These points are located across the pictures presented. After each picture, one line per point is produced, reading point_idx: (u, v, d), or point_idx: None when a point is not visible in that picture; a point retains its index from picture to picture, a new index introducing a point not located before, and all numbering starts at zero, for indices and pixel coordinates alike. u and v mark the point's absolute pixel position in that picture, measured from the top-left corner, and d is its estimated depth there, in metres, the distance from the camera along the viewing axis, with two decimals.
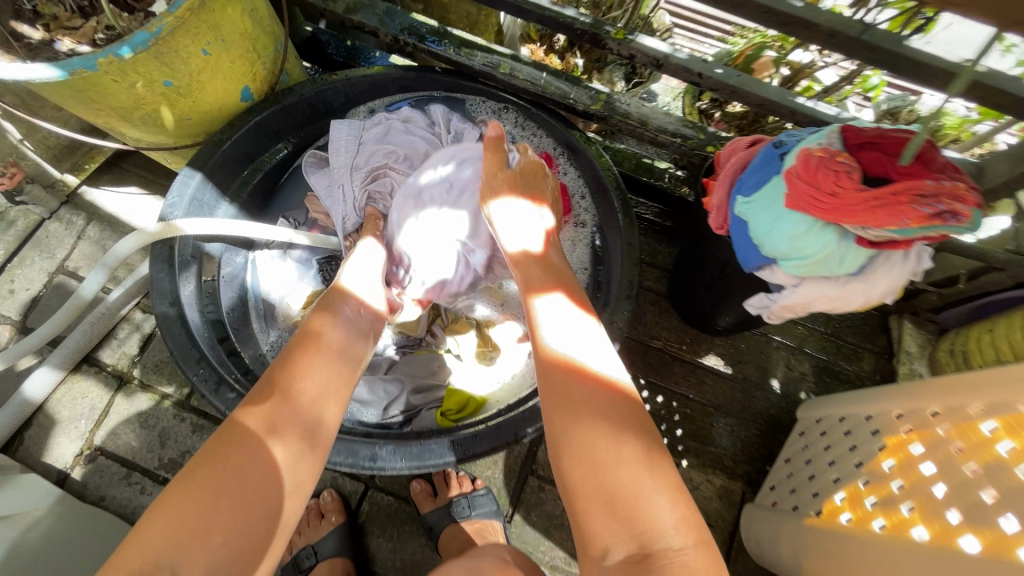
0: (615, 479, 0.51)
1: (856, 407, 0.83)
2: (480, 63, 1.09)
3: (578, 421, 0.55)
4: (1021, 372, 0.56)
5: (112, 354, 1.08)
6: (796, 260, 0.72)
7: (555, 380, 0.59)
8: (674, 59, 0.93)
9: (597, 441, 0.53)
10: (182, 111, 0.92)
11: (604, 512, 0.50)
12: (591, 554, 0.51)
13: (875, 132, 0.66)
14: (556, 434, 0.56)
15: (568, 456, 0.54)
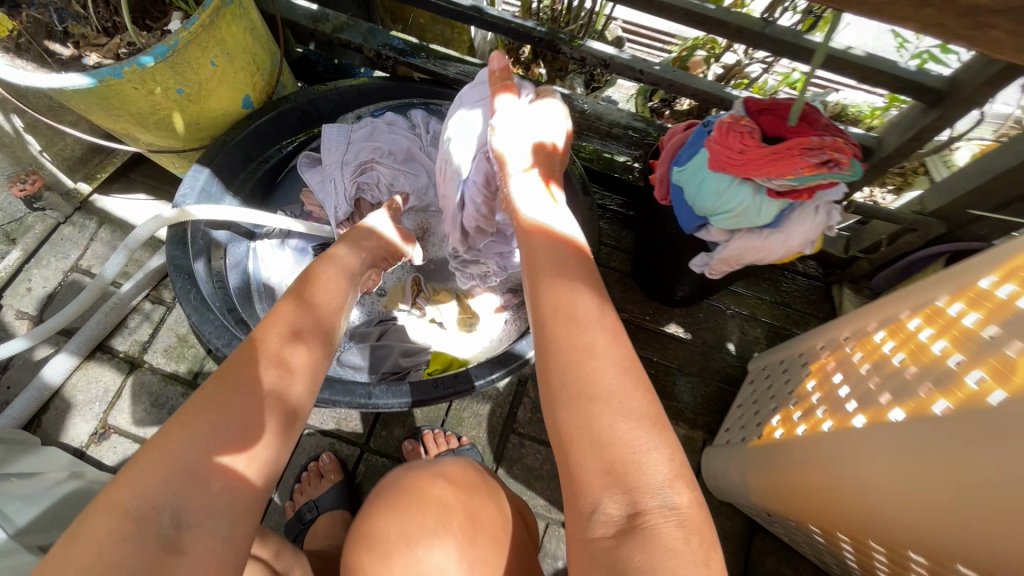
0: (608, 424, 0.46)
1: (794, 347, 0.96)
2: (454, 71, 1.25)
3: (574, 358, 0.50)
4: (912, 290, 0.70)
5: (124, 341, 1.17)
6: (722, 215, 0.84)
7: (551, 311, 0.54)
8: (618, 59, 1.09)
9: (594, 381, 0.48)
10: (191, 116, 1.04)
11: (595, 461, 0.45)
12: (579, 510, 0.46)
13: (770, 102, 0.82)
14: (547, 371, 0.51)
15: (562, 396, 0.49)
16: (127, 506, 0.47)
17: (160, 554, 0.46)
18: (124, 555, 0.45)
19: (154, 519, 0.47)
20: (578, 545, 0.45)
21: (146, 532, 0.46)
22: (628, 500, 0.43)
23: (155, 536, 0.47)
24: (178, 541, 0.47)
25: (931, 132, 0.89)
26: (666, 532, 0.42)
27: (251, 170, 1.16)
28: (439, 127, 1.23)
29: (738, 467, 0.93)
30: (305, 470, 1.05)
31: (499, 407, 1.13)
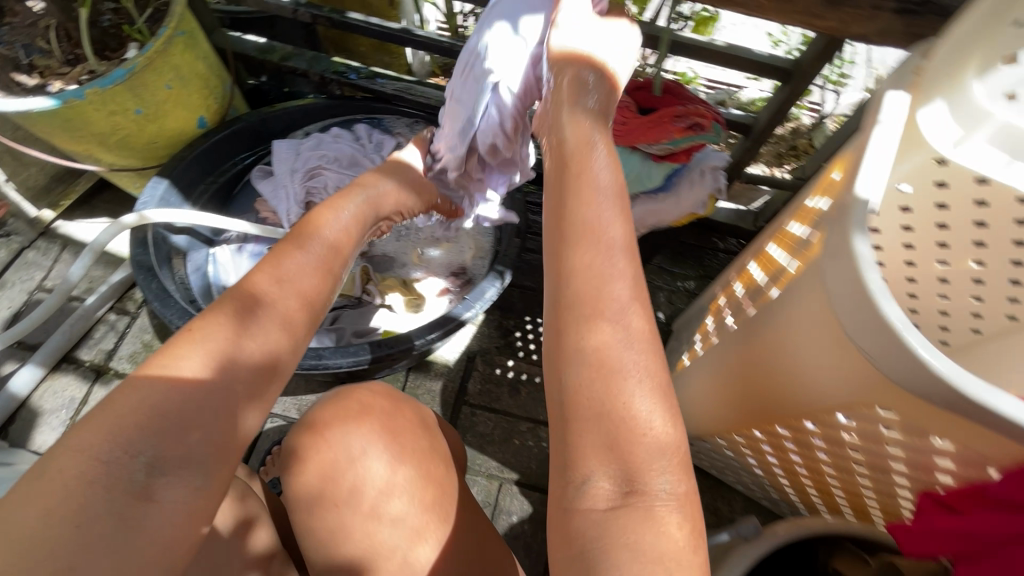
0: (623, 403, 0.44)
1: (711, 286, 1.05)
2: (391, 88, 1.41)
3: (593, 321, 0.47)
4: (772, 226, 0.84)
5: (89, 351, 1.23)
6: None
7: (577, 259, 0.50)
8: None
9: (610, 350, 0.45)
10: (150, 135, 1.15)
11: (596, 434, 0.44)
12: (570, 481, 0.44)
13: (641, 82, 0.97)
14: (564, 325, 0.48)
15: (576, 360, 0.46)
16: (94, 449, 0.46)
17: (128, 499, 0.46)
18: (91, 499, 0.45)
19: (128, 463, 0.47)
20: (560, 516, 0.43)
21: (118, 480, 0.46)
22: (625, 479, 0.42)
23: (127, 483, 0.46)
24: (151, 489, 0.47)
25: (789, 104, 1.06)
26: (659, 518, 0.41)
27: (208, 183, 1.26)
28: (381, 137, 1.37)
29: (685, 386, 0.92)
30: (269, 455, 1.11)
31: (451, 382, 1.23)
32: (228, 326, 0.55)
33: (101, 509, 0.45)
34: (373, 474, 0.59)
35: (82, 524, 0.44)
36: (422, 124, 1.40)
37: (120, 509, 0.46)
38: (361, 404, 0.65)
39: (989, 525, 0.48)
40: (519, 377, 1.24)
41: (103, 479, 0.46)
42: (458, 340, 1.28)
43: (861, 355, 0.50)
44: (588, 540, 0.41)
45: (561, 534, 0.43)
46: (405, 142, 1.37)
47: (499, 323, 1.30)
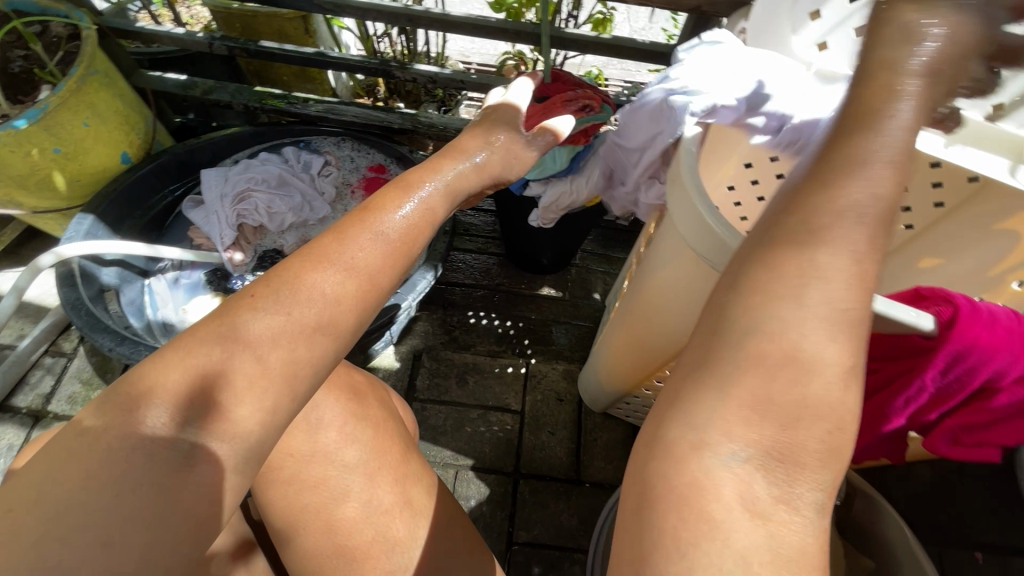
0: (806, 393, 0.38)
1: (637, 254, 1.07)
2: (315, 109, 1.46)
3: (802, 282, 0.40)
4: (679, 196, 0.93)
5: (26, 397, 1.20)
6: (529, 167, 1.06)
7: (817, 215, 0.42)
8: (442, 75, 1.35)
9: (812, 318, 0.39)
10: (72, 174, 1.17)
11: (773, 429, 0.37)
12: (699, 469, 0.37)
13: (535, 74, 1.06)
14: (760, 279, 0.41)
15: (769, 323, 0.39)
16: (142, 416, 0.43)
17: (175, 470, 0.43)
18: (131, 461, 0.42)
19: (173, 436, 0.43)
20: (658, 502, 0.38)
21: (162, 450, 0.43)
22: (778, 479, 0.37)
23: (171, 453, 0.43)
24: (192, 464, 0.43)
25: None
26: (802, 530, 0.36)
27: (138, 217, 1.28)
28: (309, 157, 1.41)
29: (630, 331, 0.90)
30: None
31: (399, 381, 1.27)
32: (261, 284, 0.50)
33: (143, 480, 0.42)
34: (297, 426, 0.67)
35: (122, 494, 0.41)
36: (347, 140, 1.45)
37: (163, 482, 0.43)
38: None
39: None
40: (466, 367, 1.30)
41: (149, 446, 0.43)
42: (403, 339, 1.33)
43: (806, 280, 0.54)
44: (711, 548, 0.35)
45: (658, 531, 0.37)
46: (333, 158, 1.43)
47: (444, 319, 1.37)
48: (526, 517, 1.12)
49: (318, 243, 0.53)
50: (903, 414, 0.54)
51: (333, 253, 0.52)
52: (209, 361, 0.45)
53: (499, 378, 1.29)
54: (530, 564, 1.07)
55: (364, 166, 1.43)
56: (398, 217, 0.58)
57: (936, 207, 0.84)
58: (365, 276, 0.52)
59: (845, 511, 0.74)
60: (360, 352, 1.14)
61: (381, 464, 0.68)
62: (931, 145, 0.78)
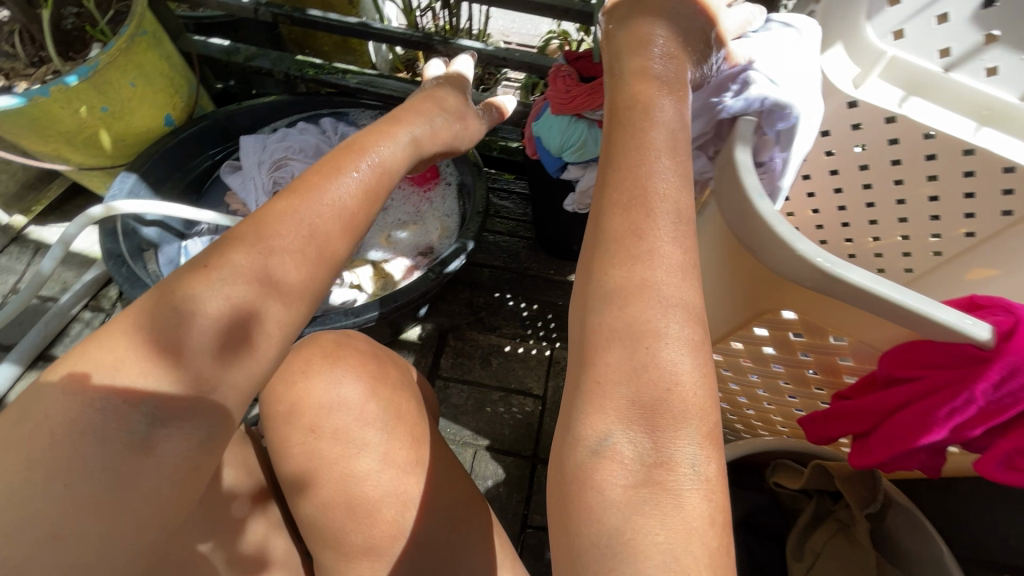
0: (652, 353, 0.40)
1: None
2: (354, 82, 1.45)
3: (629, 256, 0.44)
4: None
5: (65, 348, 1.25)
6: (569, 150, 1.04)
7: (635, 185, 0.46)
8: (484, 52, 1.32)
9: (648, 280, 0.43)
10: (117, 133, 1.19)
11: (623, 397, 0.40)
12: (579, 457, 0.40)
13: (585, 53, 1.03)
14: (599, 260, 0.45)
15: (602, 299, 0.43)
16: (94, 399, 0.47)
17: (131, 450, 0.47)
18: (88, 438, 0.46)
19: (129, 416, 0.47)
20: (563, 496, 0.40)
21: (113, 431, 0.47)
22: (649, 447, 0.39)
23: (128, 433, 0.47)
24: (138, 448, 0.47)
25: None
26: (689, 501, 0.37)
27: (177, 179, 1.30)
28: (346, 130, 1.42)
29: None
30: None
31: (423, 358, 1.28)
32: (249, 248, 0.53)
33: (101, 460, 0.46)
34: (321, 390, 0.69)
35: (71, 483, 0.45)
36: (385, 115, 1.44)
37: (121, 464, 0.47)
38: (304, 344, 0.74)
39: (870, 402, 0.55)
40: (490, 349, 1.30)
41: (101, 430, 0.46)
42: (430, 317, 1.34)
43: (754, 257, 0.55)
44: (604, 532, 0.37)
45: (570, 526, 0.39)
46: None
47: (471, 301, 1.36)
48: (542, 502, 1.12)
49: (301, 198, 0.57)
50: (946, 426, 0.50)
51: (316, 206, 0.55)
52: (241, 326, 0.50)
53: (522, 362, 1.28)
54: (543, 548, 1.07)
55: None
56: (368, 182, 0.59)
57: (1004, 216, 0.79)
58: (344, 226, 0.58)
59: (877, 521, 0.72)
60: (387, 327, 1.15)
61: (403, 432, 0.71)
62: (1009, 148, 0.74)
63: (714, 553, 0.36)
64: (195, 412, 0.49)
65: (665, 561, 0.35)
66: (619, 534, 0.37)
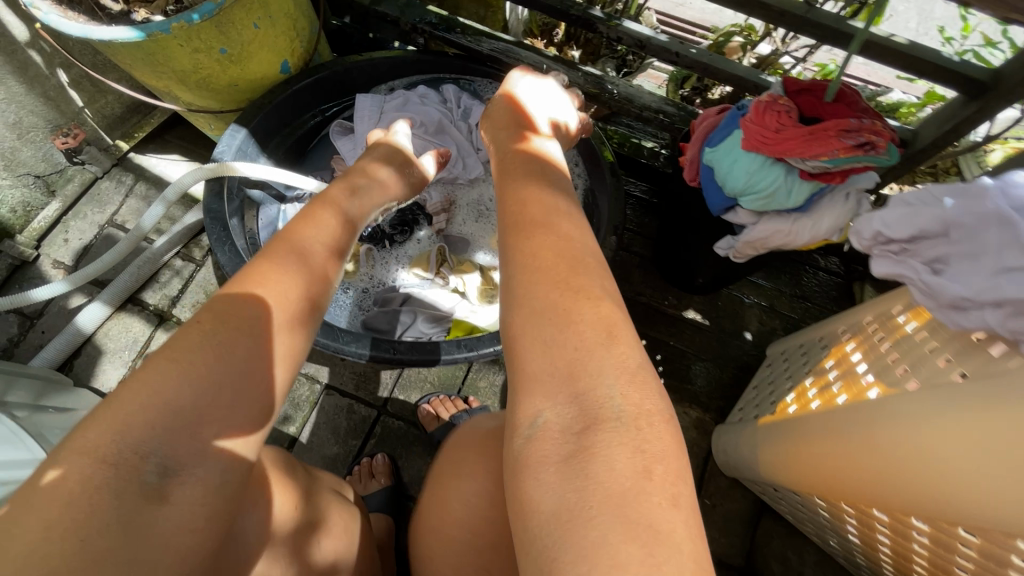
0: (569, 335, 0.47)
1: (834, 323, 0.93)
2: (487, 48, 1.23)
3: (542, 259, 0.52)
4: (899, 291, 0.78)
5: (154, 294, 1.22)
6: (751, 195, 0.86)
7: (551, 221, 0.56)
8: (654, 41, 1.07)
9: (549, 283, 0.50)
10: (231, 78, 1.07)
11: (546, 375, 0.46)
12: (522, 445, 0.45)
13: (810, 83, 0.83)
14: (515, 267, 0.53)
15: (526, 297, 0.50)
16: (102, 451, 0.41)
17: (145, 501, 0.42)
18: (102, 496, 0.40)
19: (138, 467, 0.42)
20: (513, 493, 0.44)
21: (128, 486, 0.41)
22: (577, 429, 0.43)
23: (138, 484, 0.42)
24: (167, 491, 0.43)
25: (972, 123, 0.88)
26: (622, 460, 0.41)
27: (286, 135, 1.18)
28: (470, 103, 1.25)
29: (788, 436, 0.82)
30: (359, 466, 1.06)
31: None
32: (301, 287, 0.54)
33: (112, 514, 0.41)
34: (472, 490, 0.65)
35: (88, 539, 0.39)
36: None
37: (132, 514, 0.41)
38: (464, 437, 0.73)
39: None
40: None
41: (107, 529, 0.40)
42: None
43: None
44: (544, 516, 0.40)
45: (523, 524, 0.42)
46: None
47: None
48: None
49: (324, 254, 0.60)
50: None
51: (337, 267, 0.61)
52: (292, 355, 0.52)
53: None
54: None
55: None
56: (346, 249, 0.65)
57: None
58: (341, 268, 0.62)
59: None
60: None
61: None
62: None
63: (651, 513, 0.39)
64: (202, 449, 0.45)
65: (601, 538, 0.38)
66: (559, 514, 0.40)
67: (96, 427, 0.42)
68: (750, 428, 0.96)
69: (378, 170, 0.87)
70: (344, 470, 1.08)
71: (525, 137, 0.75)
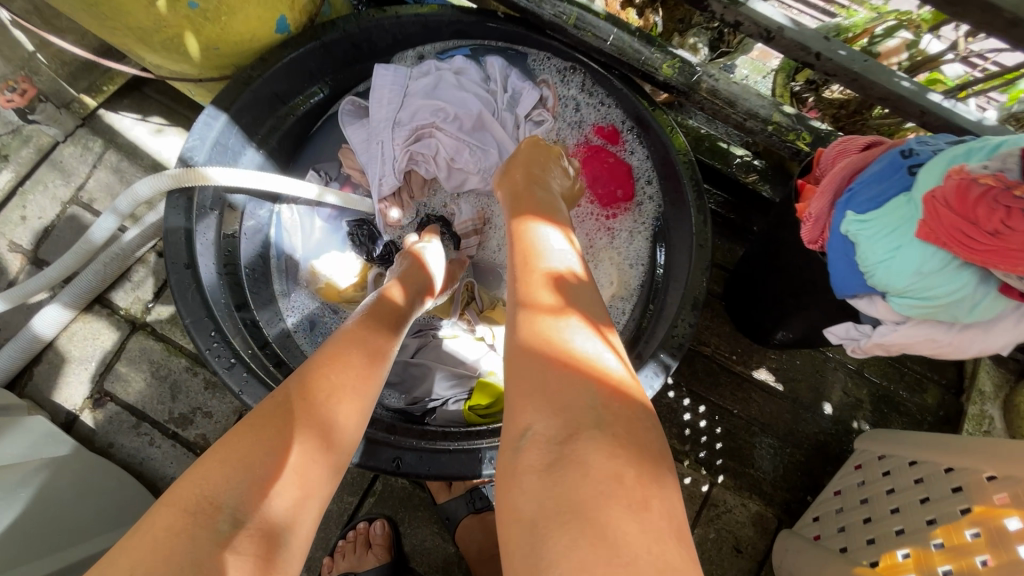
0: (557, 354, 0.48)
1: (978, 463, 0.68)
2: (549, 13, 0.89)
3: (540, 292, 0.53)
4: None
5: (126, 297, 1.02)
6: (911, 299, 0.62)
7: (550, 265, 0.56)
8: (789, 33, 0.77)
9: (545, 315, 0.51)
10: (208, 39, 0.79)
11: (534, 395, 0.46)
12: (511, 456, 0.45)
13: None
14: (520, 292, 0.55)
15: (520, 322, 0.52)
16: (187, 500, 0.45)
17: (217, 554, 0.42)
18: (177, 550, 0.42)
19: (212, 516, 0.44)
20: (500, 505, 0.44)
21: (201, 533, 0.43)
22: (557, 440, 0.43)
23: (212, 534, 0.43)
24: (235, 540, 0.43)
25: None
26: (599, 458, 0.41)
27: (281, 116, 0.92)
28: (520, 84, 0.97)
29: None
30: (354, 532, 0.91)
31: None
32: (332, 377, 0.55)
33: (185, 557, 0.42)
34: None
35: None
36: (579, 74, 0.99)
37: (206, 558, 0.42)
38: None
39: None
40: None
41: None
42: None
43: None
44: (526, 523, 0.41)
45: (509, 536, 0.42)
46: (551, 97, 0.98)
47: None
48: None
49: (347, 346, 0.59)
50: None
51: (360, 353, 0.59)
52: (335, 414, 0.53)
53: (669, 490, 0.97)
54: None
55: (588, 123, 1.01)
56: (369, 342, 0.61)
57: None
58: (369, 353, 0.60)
59: None
60: None
61: None
62: None
63: (620, 513, 0.39)
64: (271, 501, 0.46)
65: (573, 540, 0.38)
66: (539, 522, 0.40)
67: (193, 478, 0.46)
68: (816, 555, 0.81)
69: (352, 345, 0.59)
70: (337, 531, 0.94)
71: (533, 331, 0.50)
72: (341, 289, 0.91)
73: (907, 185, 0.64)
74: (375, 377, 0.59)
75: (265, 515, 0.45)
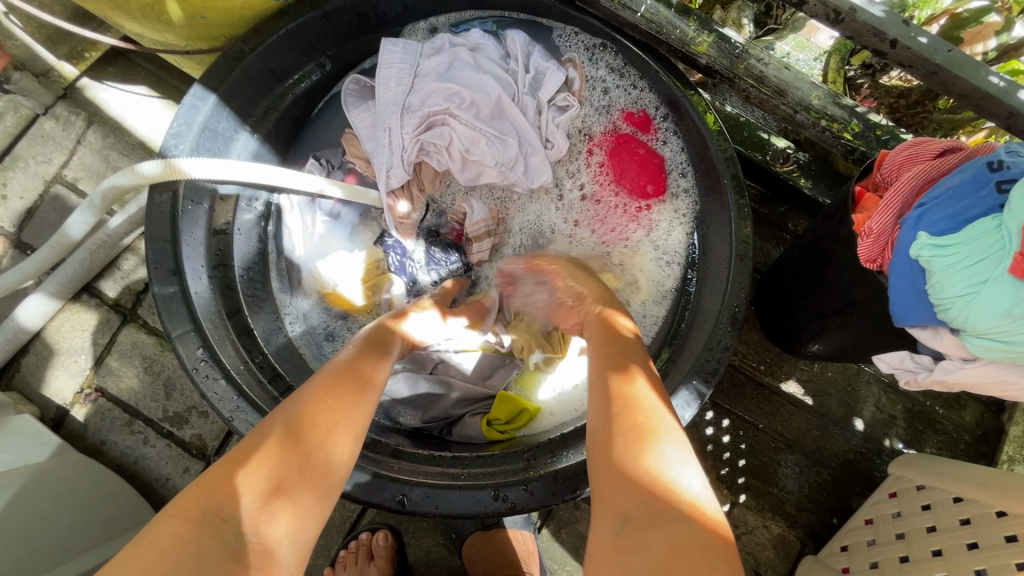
0: (639, 437, 0.48)
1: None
2: None
3: (616, 378, 0.55)
4: None
5: (114, 285, 0.96)
6: (990, 340, 0.56)
7: (626, 355, 0.58)
8: (862, 14, 0.66)
9: (623, 398, 0.52)
10: (193, 6, 0.69)
11: (617, 479, 0.45)
12: (599, 538, 0.43)
13: None
14: (599, 378, 0.57)
15: (600, 406, 0.53)
16: (193, 510, 0.42)
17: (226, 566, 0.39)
18: (184, 560, 0.39)
19: (220, 527, 0.41)
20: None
21: (209, 543, 0.40)
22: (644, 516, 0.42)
23: (221, 546, 0.40)
24: (245, 554, 0.40)
25: None
26: (685, 546, 0.39)
27: (278, 95, 0.83)
28: (543, 64, 0.86)
29: None
30: (356, 542, 0.87)
31: None
32: (342, 397, 0.51)
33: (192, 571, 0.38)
34: None
35: None
36: (610, 52, 0.88)
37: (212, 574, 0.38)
38: None
39: None
40: None
41: None
42: None
43: None
44: None
45: None
46: (578, 79, 0.88)
47: None
48: None
49: (359, 366, 0.56)
50: None
51: (367, 373, 0.56)
52: (337, 430, 0.49)
53: None
54: None
55: (617, 108, 0.91)
56: (372, 368, 0.58)
57: None
58: (361, 371, 0.56)
59: None
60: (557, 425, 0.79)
61: None
62: None
63: None
64: (283, 511, 0.43)
65: None
66: None
67: (201, 487, 0.43)
68: None
69: (365, 376, 0.56)
70: (339, 539, 0.91)
71: (612, 416, 0.50)
72: (350, 298, 0.85)
73: (994, 205, 0.55)
74: (372, 395, 0.55)
75: (276, 529, 0.42)
